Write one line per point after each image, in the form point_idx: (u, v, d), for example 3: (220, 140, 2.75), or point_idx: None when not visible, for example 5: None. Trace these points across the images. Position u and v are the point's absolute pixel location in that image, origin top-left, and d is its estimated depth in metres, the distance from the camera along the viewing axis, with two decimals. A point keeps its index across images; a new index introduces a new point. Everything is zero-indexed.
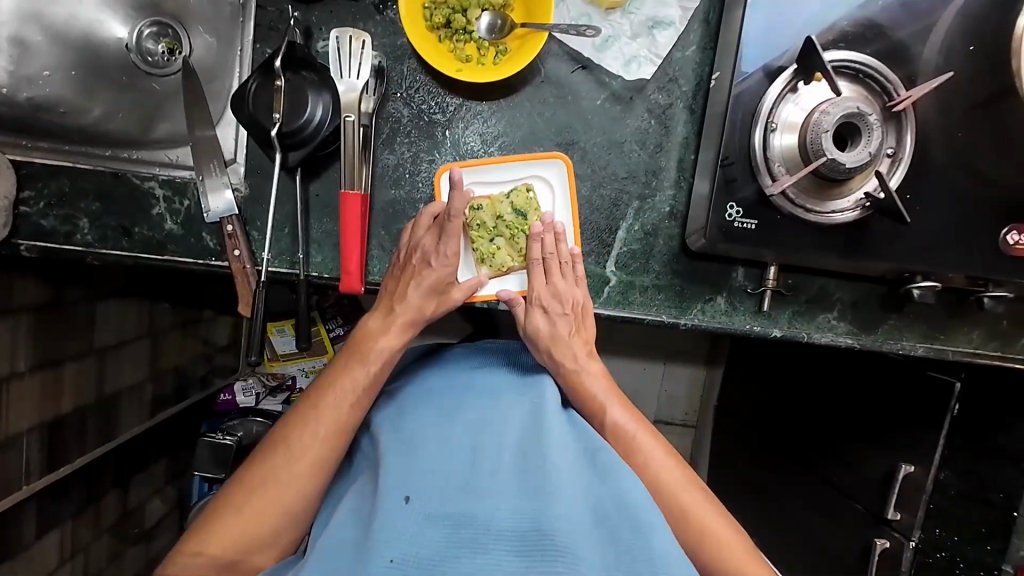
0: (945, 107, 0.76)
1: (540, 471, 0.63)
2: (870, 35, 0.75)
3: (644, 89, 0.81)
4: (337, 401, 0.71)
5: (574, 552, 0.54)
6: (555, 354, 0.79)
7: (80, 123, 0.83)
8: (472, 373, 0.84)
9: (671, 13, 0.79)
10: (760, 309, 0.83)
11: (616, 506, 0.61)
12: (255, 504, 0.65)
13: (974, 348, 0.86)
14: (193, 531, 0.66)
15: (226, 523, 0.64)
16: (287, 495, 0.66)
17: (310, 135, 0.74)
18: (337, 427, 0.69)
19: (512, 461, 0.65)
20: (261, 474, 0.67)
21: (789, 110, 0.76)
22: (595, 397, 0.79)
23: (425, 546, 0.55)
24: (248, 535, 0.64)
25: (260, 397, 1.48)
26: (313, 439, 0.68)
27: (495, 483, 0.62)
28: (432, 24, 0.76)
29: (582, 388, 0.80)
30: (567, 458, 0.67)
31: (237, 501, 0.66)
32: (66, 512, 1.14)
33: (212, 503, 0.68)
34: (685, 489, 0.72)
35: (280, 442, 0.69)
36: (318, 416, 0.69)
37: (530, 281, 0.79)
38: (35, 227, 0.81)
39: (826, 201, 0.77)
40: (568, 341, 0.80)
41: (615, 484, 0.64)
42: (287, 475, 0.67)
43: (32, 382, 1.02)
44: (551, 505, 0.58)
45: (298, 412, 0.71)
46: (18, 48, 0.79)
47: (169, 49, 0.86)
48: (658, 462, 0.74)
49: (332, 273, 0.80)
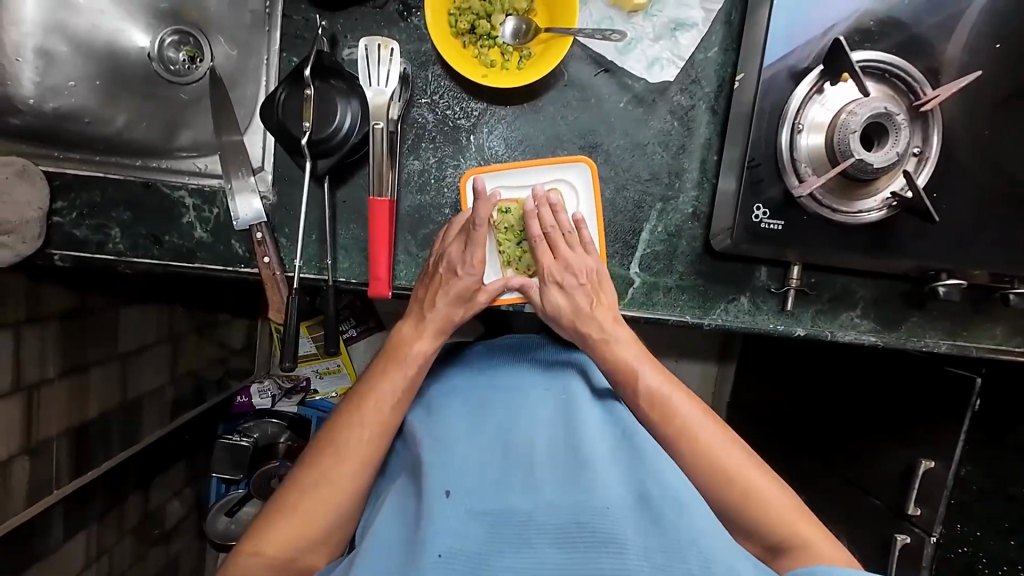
0: (970, 104, 0.76)
1: (577, 468, 0.65)
2: (895, 33, 0.75)
3: (666, 91, 0.81)
4: (378, 405, 0.72)
5: (619, 540, 0.56)
6: (577, 325, 0.78)
7: (105, 133, 0.84)
8: (499, 370, 0.86)
9: (694, 14, 0.80)
10: (783, 309, 0.83)
11: (655, 494, 0.63)
12: (306, 506, 0.67)
13: (997, 344, 0.86)
14: (247, 536, 0.67)
15: (280, 525, 0.66)
16: (336, 496, 0.68)
17: (338, 143, 0.75)
18: (381, 427, 0.71)
19: (547, 458, 0.68)
20: (308, 478, 0.68)
21: (815, 111, 0.76)
22: (624, 362, 0.76)
23: (469, 540, 0.57)
24: (301, 537, 0.66)
25: (275, 399, 1.54)
26: (356, 442, 0.70)
27: (533, 479, 0.64)
28: (456, 31, 0.77)
29: (611, 355, 0.77)
30: (601, 453, 0.69)
31: (287, 505, 0.67)
32: (91, 515, 1.15)
33: (263, 506, 0.70)
34: (726, 449, 0.71)
35: (326, 445, 0.70)
36: (361, 420, 0.71)
37: (537, 256, 0.78)
38: (67, 236, 0.82)
39: (852, 200, 0.78)
40: (590, 313, 0.77)
41: (652, 474, 0.66)
42: (333, 477, 0.68)
43: (59, 388, 1.03)
44: (591, 498, 0.60)
45: (340, 416, 0.72)
46: (43, 59, 0.78)
47: (190, 57, 0.87)
48: (695, 420, 0.73)
49: (359, 278, 0.81)
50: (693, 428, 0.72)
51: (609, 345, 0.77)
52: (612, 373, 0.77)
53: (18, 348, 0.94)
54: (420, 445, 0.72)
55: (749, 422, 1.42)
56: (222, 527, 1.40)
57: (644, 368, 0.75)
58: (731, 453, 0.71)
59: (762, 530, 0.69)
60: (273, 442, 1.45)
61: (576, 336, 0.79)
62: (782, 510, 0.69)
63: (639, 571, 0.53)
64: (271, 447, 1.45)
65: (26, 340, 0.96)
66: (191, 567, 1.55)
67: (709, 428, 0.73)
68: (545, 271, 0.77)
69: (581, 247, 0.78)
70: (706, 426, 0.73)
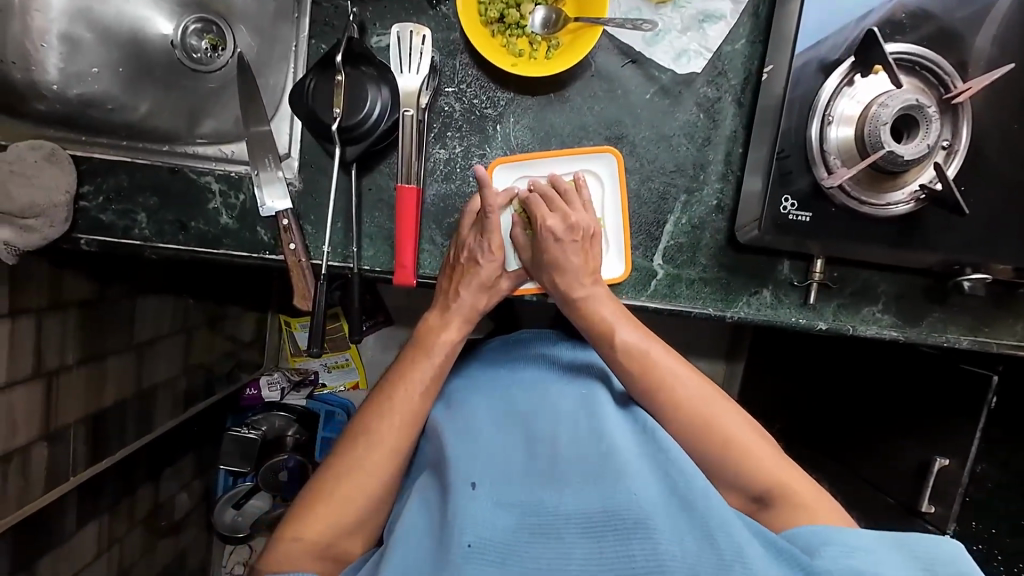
0: (999, 99, 0.76)
1: (603, 459, 0.65)
2: (925, 26, 0.75)
3: (693, 82, 0.81)
4: (409, 392, 0.73)
5: (648, 525, 0.55)
6: (559, 282, 0.77)
7: (128, 119, 0.86)
8: (520, 364, 0.86)
9: (722, 7, 0.80)
10: (806, 302, 0.83)
11: (683, 482, 0.63)
12: (342, 492, 0.67)
13: (1018, 340, 0.86)
14: (283, 524, 0.67)
15: (317, 511, 0.66)
16: (370, 483, 0.68)
17: (366, 131, 0.75)
18: (411, 416, 0.72)
19: (571, 449, 0.68)
20: (342, 465, 0.68)
21: (844, 103, 0.76)
22: (602, 319, 0.76)
23: (497, 530, 0.58)
24: (338, 523, 0.66)
25: (284, 392, 1.56)
26: (387, 429, 0.70)
27: (559, 470, 0.65)
28: (486, 20, 0.77)
29: (591, 314, 0.76)
30: (627, 445, 0.70)
31: (323, 492, 0.67)
32: (104, 504, 1.15)
33: (299, 495, 0.69)
34: (705, 400, 0.71)
35: (358, 433, 0.70)
36: (392, 407, 0.71)
37: (533, 210, 0.77)
38: (93, 221, 0.82)
39: (880, 193, 0.78)
40: (567, 265, 0.76)
41: (678, 465, 0.66)
42: (366, 463, 0.68)
43: (78, 376, 1.03)
44: (618, 487, 0.60)
45: (370, 405, 0.73)
46: (67, 46, 0.83)
47: (212, 45, 0.90)
48: (672, 373, 0.73)
49: (384, 267, 0.81)
50: (670, 381, 0.72)
51: (584, 300, 0.77)
52: (589, 328, 0.76)
53: (40, 334, 0.94)
54: (445, 437, 0.72)
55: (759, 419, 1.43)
56: (228, 520, 1.43)
57: (622, 324, 0.75)
58: (710, 405, 0.71)
59: (748, 482, 0.67)
60: (281, 435, 1.46)
61: (552, 289, 0.78)
62: (767, 463, 0.67)
63: (670, 555, 0.53)
64: (279, 440, 1.46)
65: (47, 326, 0.96)
66: (199, 558, 1.55)
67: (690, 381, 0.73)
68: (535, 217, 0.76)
69: (578, 206, 0.77)
70: (685, 378, 0.73)
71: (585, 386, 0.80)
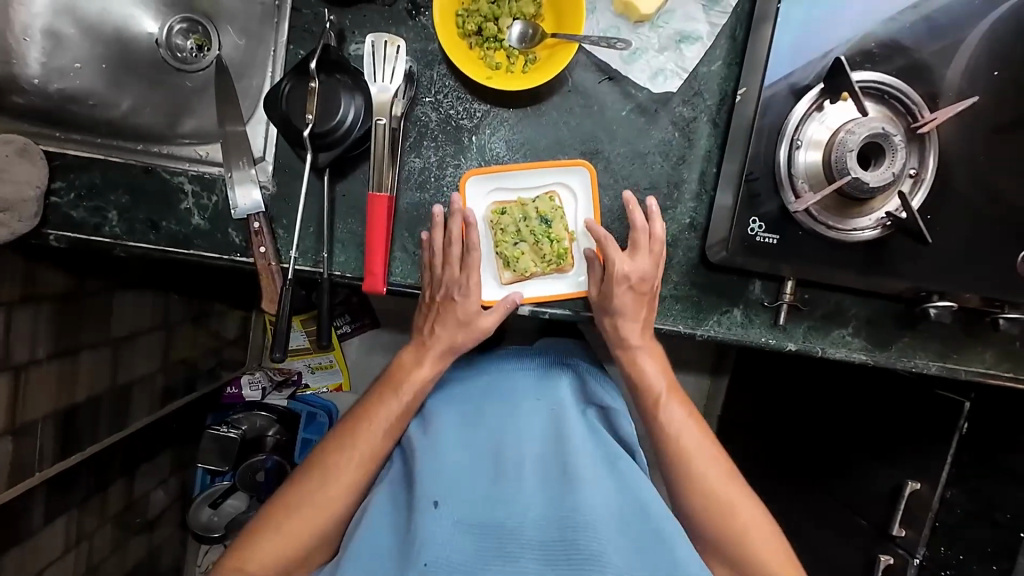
0: (967, 129, 0.77)
1: (565, 481, 0.66)
2: (894, 56, 0.76)
3: (669, 101, 0.82)
4: (373, 429, 0.74)
5: (601, 559, 0.58)
6: (619, 330, 0.80)
7: (108, 116, 0.87)
8: (499, 376, 0.84)
9: (699, 28, 0.80)
10: (776, 323, 0.84)
11: (641, 519, 0.65)
12: (292, 522, 0.69)
13: (987, 368, 0.85)
14: (233, 547, 0.70)
15: (264, 542, 0.69)
16: (321, 517, 0.70)
17: (340, 137, 0.75)
18: (372, 453, 0.74)
19: (534, 470, 0.68)
20: (297, 496, 0.71)
21: (814, 128, 0.77)
22: (652, 384, 0.81)
23: (456, 550, 0.60)
24: (284, 554, 0.68)
25: (266, 391, 1.54)
26: (347, 465, 0.73)
27: (522, 490, 0.65)
28: (463, 32, 0.78)
29: (641, 372, 0.81)
30: (590, 468, 0.69)
31: (275, 521, 0.70)
32: (73, 500, 1.14)
33: (251, 519, 0.72)
34: (724, 485, 0.76)
35: (317, 465, 0.73)
36: (352, 443, 0.73)
37: (611, 253, 0.75)
38: (64, 217, 0.81)
39: (847, 218, 0.78)
40: (632, 317, 0.79)
41: (638, 498, 0.68)
42: (320, 496, 0.71)
43: (48, 370, 1.02)
44: (577, 512, 0.61)
45: (335, 436, 0.75)
46: (50, 40, 0.84)
47: (197, 45, 0.92)
48: (704, 454, 0.78)
49: (354, 273, 0.81)
50: (698, 462, 0.77)
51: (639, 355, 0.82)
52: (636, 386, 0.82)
53: (10, 327, 0.94)
54: (416, 453, 0.72)
55: (739, 436, 1.44)
56: (204, 519, 1.41)
57: (668, 398, 0.81)
58: (732, 494, 0.76)
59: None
60: (262, 434, 1.46)
61: (612, 334, 0.81)
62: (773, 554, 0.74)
63: None
64: (259, 439, 1.46)
65: (17, 320, 0.95)
66: (172, 557, 1.53)
67: (717, 465, 0.78)
68: (615, 262, 0.75)
69: (653, 259, 0.76)
70: (711, 456, 0.78)
71: (555, 403, 0.79)
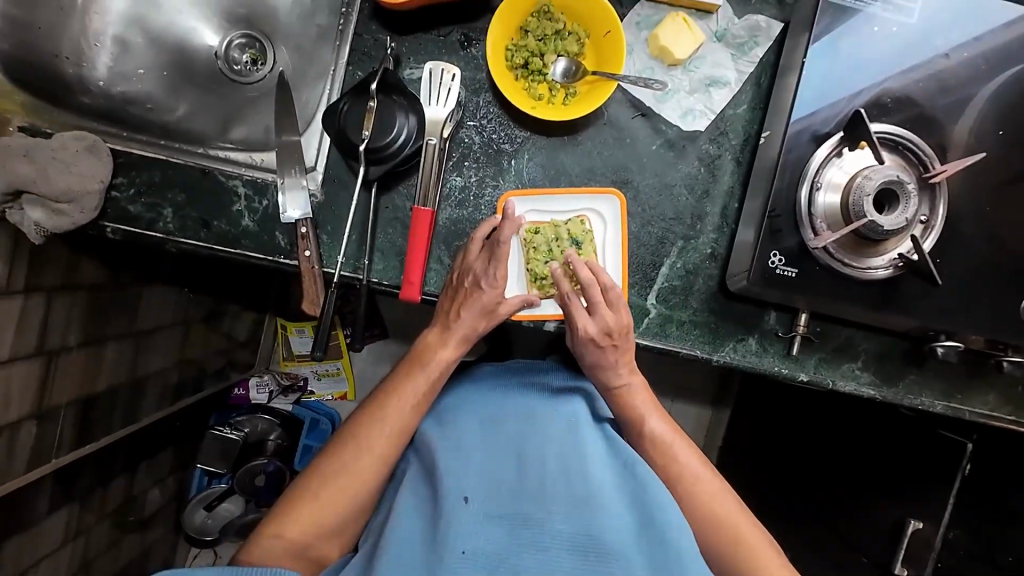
0: (973, 181, 0.82)
1: (585, 484, 0.71)
2: (907, 111, 0.82)
3: (696, 139, 0.87)
4: (400, 404, 0.78)
5: (620, 557, 0.65)
6: (603, 380, 0.84)
7: (165, 119, 0.94)
8: (508, 385, 0.88)
9: (728, 74, 0.87)
10: (789, 353, 0.88)
11: (656, 518, 0.70)
12: (327, 494, 0.73)
13: (989, 410, 0.89)
14: (269, 518, 0.74)
15: (299, 513, 0.72)
16: (352, 489, 0.74)
17: (391, 153, 0.80)
18: (400, 426, 0.78)
19: (558, 469, 0.72)
20: (330, 469, 0.75)
21: (833, 172, 0.82)
22: (634, 411, 0.84)
23: (489, 542, 0.64)
24: (318, 525, 0.72)
25: (273, 395, 1.55)
26: (378, 438, 0.77)
27: (545, 490, 0.69)
28: (512, 65, 0.85)
29: (624, 401, 0.84)
30: (606, 475, 0.75)
31: (308, 493, 0.74)
32: (78, 491, 1.14)
33: (285, 492, 0.76)
34: (718, 496, 0.79)
35: (348, 438, 0.77)
36: (383, 417, 0.77)
37: (574, 318, 0.80)
38: (121, 211, 0.85)
39: (861, 257, 0.83)
40: (612, 366, 0.82)
41: (653, 499, 0.72)
42: (351, 470, 0.75)
43: (76, 358, 1.05)
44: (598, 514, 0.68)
45: (364, 412, 0.79)
46: (119, 47, 0.93)
47: (253, 60, 0.99)
48: (694, 471, 0.81)
49: (391, 281, 0.85)
50: (689, 477, 0.81)
51: (623, 394, 0.84)
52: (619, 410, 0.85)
53: (48, 313, 0.97)
54: (437, 448, 0.75)
55: (741, 467, 1.46)
56: (198, 521, 1.42)
57: (652, 417, 0.84)
58: (724, 507, 0.79)
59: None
60: (262, 439, 1.47)
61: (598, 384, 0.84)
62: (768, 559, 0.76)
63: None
64: (260, 444, 1.47)
65: (55, 307, 0.99)
66: (164, 559, 1.51)
67: (705, 476, 0.81)
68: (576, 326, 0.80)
69: (613, 309, 0.80)
70: (701, 474, 0.81)
71: (572, 413, 0.83)
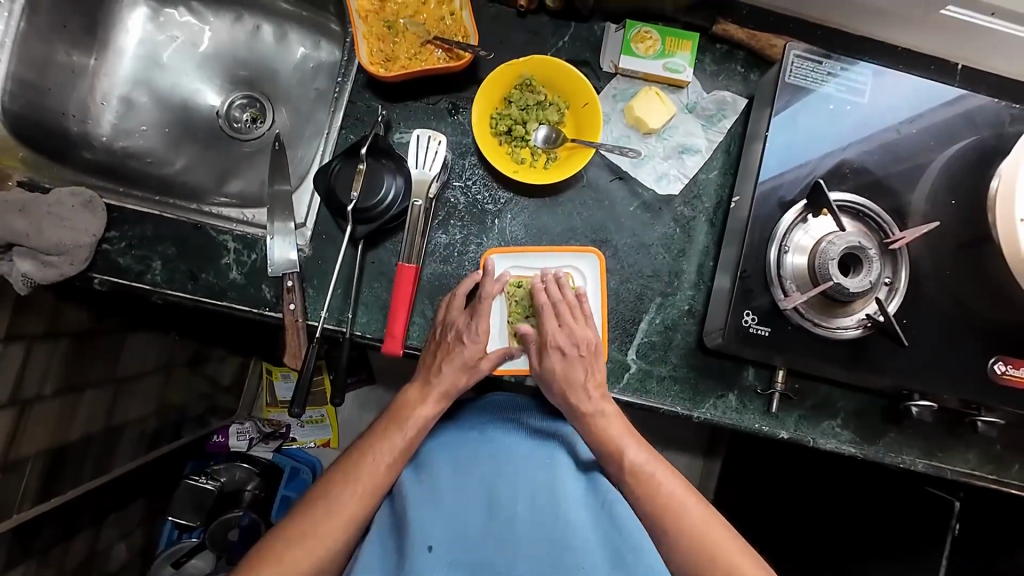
0: (934, 246, 0.87)
1: (556, 527, 0.73)
2: (867, 180, 0.87)
3: (671, 202, 0.92)
4: (376, 462, 0.78)
5: None
6: (572, 399, 0.83)
7: (163, 172, 0.99)
8: (485, 427, 0.87)
9: (699, 142, 0.93)
10: (769, 410, 0.89)
11: (629, 559, 0.73)
12: (292, 556, 0.71)
13: (970, 469, 0.89)
14: None
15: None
16: (320, 550, 0.73)
17: (379, 213, 0.84)
18: (373, 485, 0.77)
19: (528, 513, 0.74)
20: (298, 530, 0.73)
21: (800, 235, 0.85)
22: (609, 438, 0.83)
23: None
24: None
25: (252, 443, 1.51)
26: (349, 498, 0.76)
27: (512, 534, 0.72)
28: (496, 131, 0.90)
29: (598, 430, 0.83)
30: (582, 517, 0.77)
31: (273, 556, 0.72)
32: (37, 547, 1.06)
33: (251, 553, 0.74)
34: (709, 523, 0.78)
35: (319, 500, 0.76)
36: (357, 476, 0.77)
37: (544, 328, 0.84)
38: (111, 263, 0.87)
39: (831, 317, 0.85)
40: (580, 383, 0.83)
41: (628, 542, 0.75)
42: (320, 532, 0.73)
43: (52, 406, 1.04)
44: (567, 557, 0.71)
45: (339, 469, 0.79)
46: (124, 106, 0.99)
47: (252, 118, 1.03)
48: (681, 493, 0.80)
49: (374, 334, 0.87)
50: (676, 505, 0.79)
51: (594, 418, 0.83)
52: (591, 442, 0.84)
53: (27, 362, 0.97)
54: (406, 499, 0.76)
55: None
56: None
57: (628, 445, 0.82)
58: (718, 531, 0.77)
59: None
60: (239, 488, 1.41)
61: (565, 404, 0.84)
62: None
63: None
64: (237, 493, 1.40)
65: (36, 354, 0.98)
66: None
67: (694, 503, 0.80)
68: (548, 335, 0.83)
69: (580, 321, 0.84)
70: (690, 504, 0.79)
71: (549, 456, 0.84)
